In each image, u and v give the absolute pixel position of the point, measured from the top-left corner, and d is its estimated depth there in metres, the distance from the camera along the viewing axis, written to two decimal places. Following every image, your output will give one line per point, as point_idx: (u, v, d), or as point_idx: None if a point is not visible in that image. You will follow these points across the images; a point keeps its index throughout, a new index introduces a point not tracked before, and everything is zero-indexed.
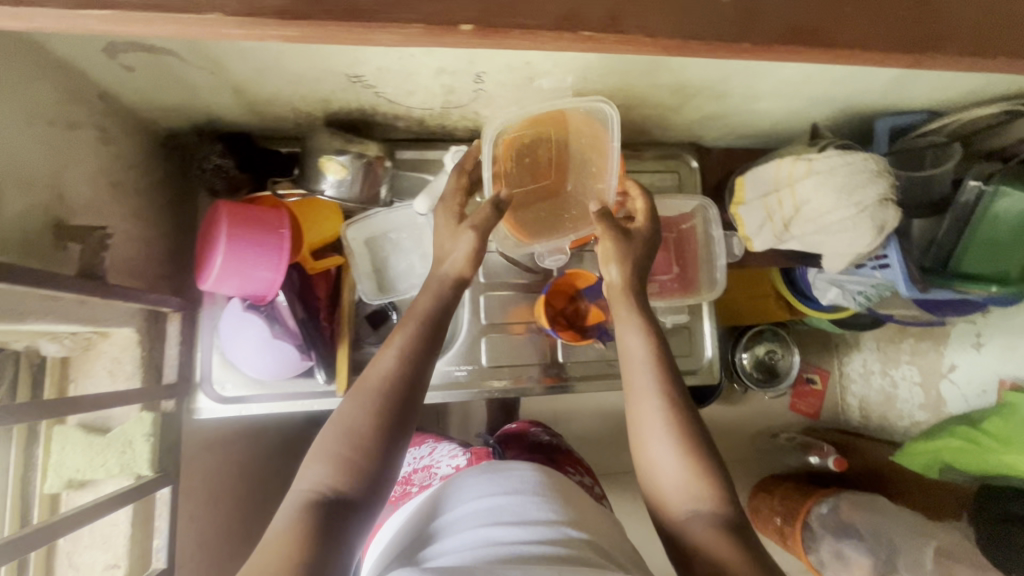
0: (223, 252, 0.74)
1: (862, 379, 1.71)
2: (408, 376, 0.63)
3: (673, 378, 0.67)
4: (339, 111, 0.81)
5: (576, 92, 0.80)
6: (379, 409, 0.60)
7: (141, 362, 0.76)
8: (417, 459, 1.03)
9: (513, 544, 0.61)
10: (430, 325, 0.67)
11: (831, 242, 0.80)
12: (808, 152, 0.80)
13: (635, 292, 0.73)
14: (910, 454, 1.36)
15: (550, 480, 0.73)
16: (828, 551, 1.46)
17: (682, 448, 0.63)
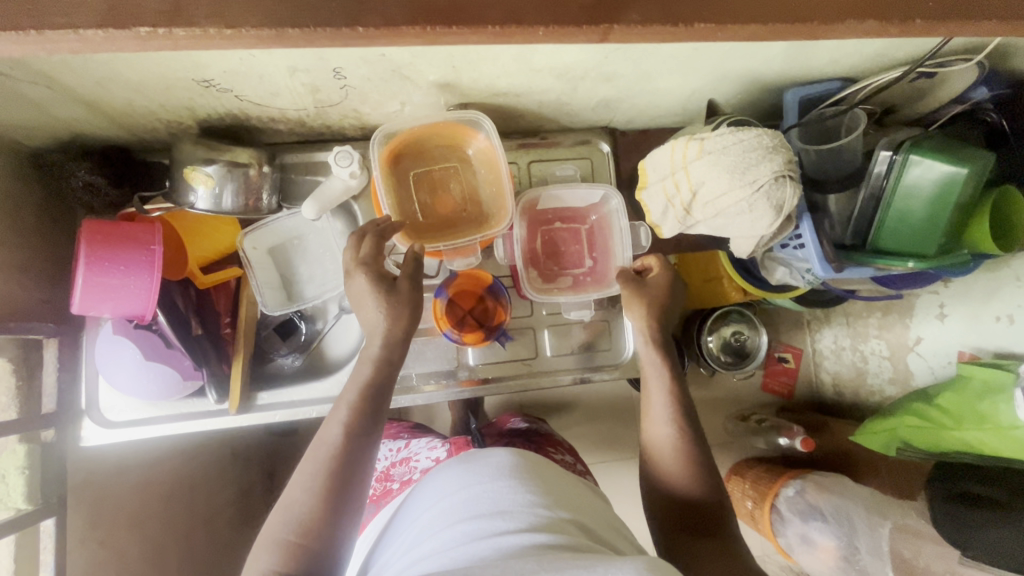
0: (86, 274, 0.72)
1: (833, 355, 1.65)
2: (350, 442, 0.65)
3: (681, 397, 0.74)
4: (209, 118, 0.77)
5: (453, 83, 0.75)
6: (325, 490, 0.61)
7: (16, 392, 0.72)
8: (393, 454, 1.02)
9: (495, 535, 0.57)
10: (371, 397, 0.68)
11: (733, 225, 0.76)
12: (702, 131, 0.76)
13: (656, 347, 0.77)
14: (868, 435, 1.31)
15: (526, 463, 0.69)
16: (794, 534, 1.46)
17: (684, 466, 0.69)
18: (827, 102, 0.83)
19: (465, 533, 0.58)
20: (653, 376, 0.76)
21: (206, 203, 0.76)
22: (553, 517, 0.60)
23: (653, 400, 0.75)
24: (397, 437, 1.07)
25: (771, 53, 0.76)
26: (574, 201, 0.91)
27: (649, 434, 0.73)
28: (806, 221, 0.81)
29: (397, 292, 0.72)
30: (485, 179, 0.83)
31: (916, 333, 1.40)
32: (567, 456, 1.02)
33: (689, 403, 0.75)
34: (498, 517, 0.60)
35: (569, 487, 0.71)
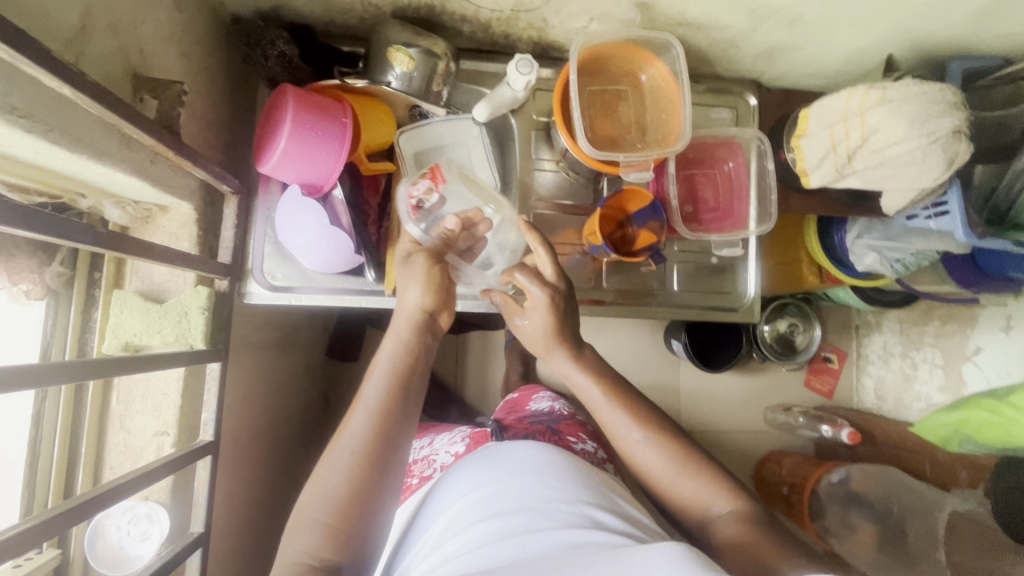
0: (287, 135, 0.74)
1: (880, 360, 1.61)
2: (388, 421, 0.63)
3: (653, 418, 0.73)
4: (408, 6, 0.80)
5: (649, 4, 0.78)
6: (356, 472, 0.60)
7: (197, 239, 0.76)
8: (418, 451, 0.96)
9: (526, 531, 0.57)
10: (401, 371, 0.66)
11: (895, 176, 0.79)
12: (883, 82, 0.79)
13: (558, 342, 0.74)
14: (929, 426, 1.28)
15: (561, 460, 0.72)
16: (835, 520, 1.34)
17: (677, 458, 0.70)
18: (989, 75, 0.86)
19: (490, 532, 0.59)
20: (595, 400, 0.74)
21: (399, 81, 0.80)
22: (587, 513, 0.62)
23: (612, 425, 0.73)
24: (423, 436, 1.01)
25: (952, 17, 0.79)
26: (717, 143, 0.95)
27: (633, 456, 0.72)
28: (956, 188, 0.84)
29: (410, 266, 0.72)
30: (654, 106, 0.86)
31: (975, 343, 1.35)
32: (591, 447, 0.96)
33: (662, 416, 0.74)
34: (523, 512, 0.60)
35: (612, 487, 0.73)
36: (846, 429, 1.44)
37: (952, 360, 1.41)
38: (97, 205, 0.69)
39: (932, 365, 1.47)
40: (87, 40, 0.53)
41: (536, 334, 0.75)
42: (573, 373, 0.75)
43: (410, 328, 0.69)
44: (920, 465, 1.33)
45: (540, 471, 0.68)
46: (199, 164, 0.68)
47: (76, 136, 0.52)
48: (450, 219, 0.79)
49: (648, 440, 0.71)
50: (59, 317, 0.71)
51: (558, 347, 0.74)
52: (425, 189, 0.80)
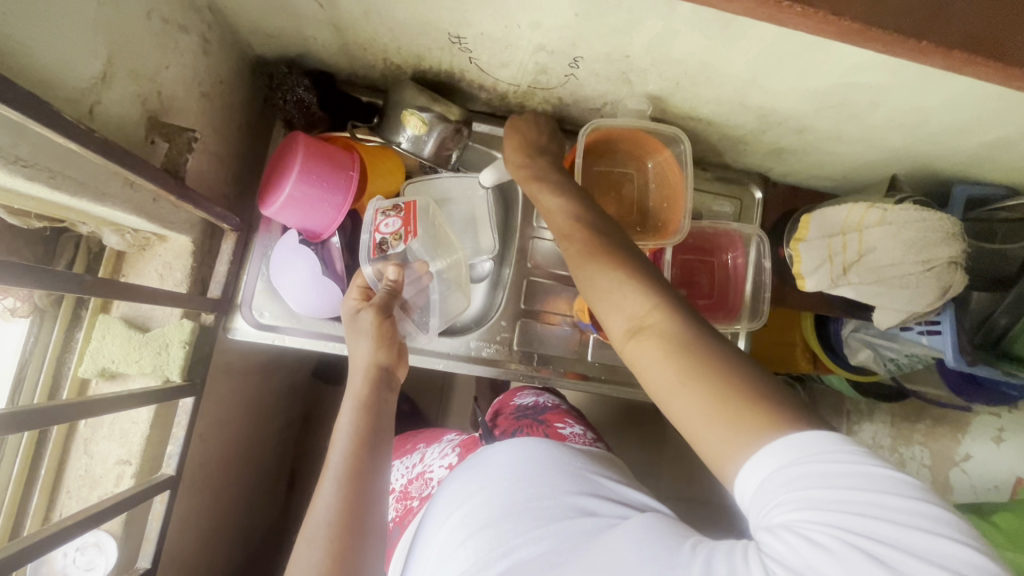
0: (293, 182, 0.76)
1: (868, 451, 1.47)
2: (355, 478, 0.62)
3: (640, 274, 0.57)
4: (428, 70, 0.82)
5: (662, 98, 0.80)
6: (335, 535, 0.58)
7: (190, 272, 0.77)
8: (409, 469, 0.89)
9: (516, 540, 0.55)
10: (370, 414, 0.67)
11: (887, 296, 0.79)
12: (884, 202, 0.80)
13: (546, 183, 0.71)
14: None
15: (540, 454, 0.67)
16: None
17: (670, 342, 0.51)
18: (991, 203, 0.86)
19: (478, 549, 0.57)
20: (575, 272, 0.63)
21: (411, 142, 0.83)
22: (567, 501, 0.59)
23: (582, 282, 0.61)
24: (410, 449, 0.93)
25: (959, 146, 0.80)
26: (718, 232, 0.96)
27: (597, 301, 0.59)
28: (949, 313, 0.84)
29: (356, 323, 0.74)
30: (659, 191, 0.87)
31: (965, 450, 1.35)
32: (580, 431, 0.89)
33: (656, 278, 0.57)
34: (510, 517, 0.58)
35: (594, 465, 0.68)
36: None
37: (940, 461, 1.35)
38: (96, 231, 0.70)
39: (919, 464, 1.39)
40: (105, 91, 0.55)
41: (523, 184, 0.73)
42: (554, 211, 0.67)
43: (365, 386, 0.69)
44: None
45: (519, 472, 0.64)
46: (200, 205, 0.69)
47: (79, 181, 0.53)
48: (389, 268, 0.76)
49: (629, 293, 0.56)
50: (42, 334, 0.71)
51: (545, 193, 0.70)
52: (393, 230, 0.78)
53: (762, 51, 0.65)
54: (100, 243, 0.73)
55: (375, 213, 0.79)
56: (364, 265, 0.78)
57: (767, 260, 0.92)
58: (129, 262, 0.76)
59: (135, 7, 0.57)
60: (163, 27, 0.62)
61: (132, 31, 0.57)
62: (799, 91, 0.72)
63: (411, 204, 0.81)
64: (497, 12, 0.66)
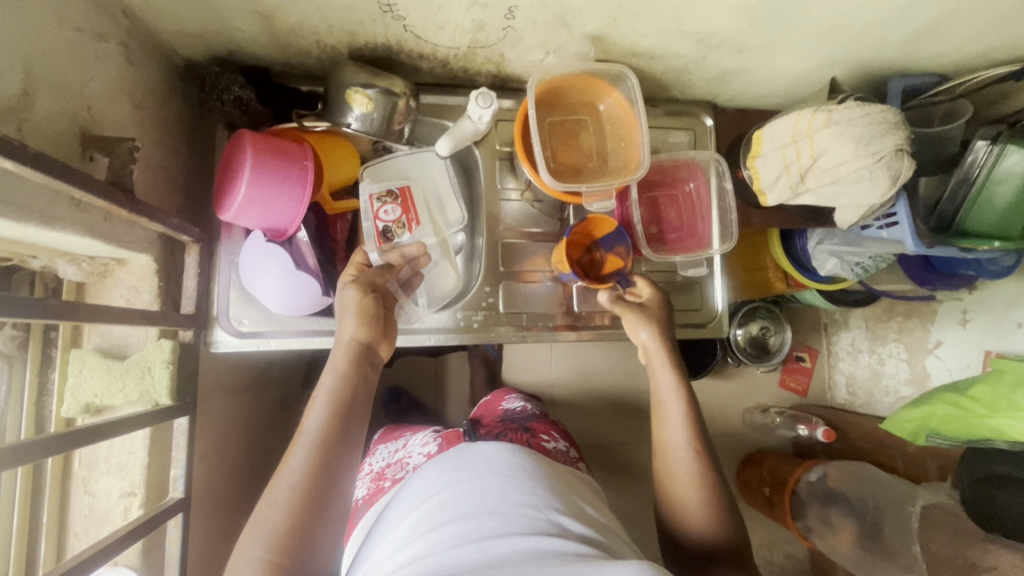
0: (247, 181, 0.74)
1: (848, 357, 1.62)
2: (327, 456, 0.61)
3: (693, 411, 0.76)
4: (365, 47, 0.80)
5: (602, 38, 0.81)
6: (295, 507, 0.57)
7: (159, 291, 0.74)
8: (391, 454, 0.90)
9: (493, 536, 0.54)
10: (349, 394, 0.65)
11: (846, 193, 0.82)
12: (829, 105, 0.82)
13: (657, 314, 0.84)
14: (895, 421, 1.20)
15: (527, 464, 0.66)
16: (815, 517, 1.37)
17: (699, 459, 0.73)
18: (926, 92, 0.90)
19: (451, 535, 0.55)
20: (664, 381, 0.79)
21: (360, 122, 0.81)
22: (548, 519, 0.58)
23: (664, 399, 0.78)
24: (397, 438, 0.95)
25: (888, 41, 0.83)
26: (677, 164, 0.97)
27: (664, 425, 0.77)
28: (903, 200, 0.88)
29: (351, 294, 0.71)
30: (613, 133, 0.88)
31: (937, 337, 1.40)
32: (562, 447, 0.89)
33: (701, 417, 0.77)
34: (492, 516, 0.57)
35: (569, 489, 0.68)
36: (820, 427, 1.42)
37: (915, 353, 1.46)
38: (49, 263, 0.67)
39: (897, 360, 1.51)
40: (30, 108, 0.52)
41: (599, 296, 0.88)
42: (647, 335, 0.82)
43: (346, 363, 0.67)
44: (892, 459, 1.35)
45: (506, 474, 0.63)
46: (156, 217, 0.66)
47: (18, 205, 0.50)
48: (392, 253, 0.80)
49: (687, 441, 0.74)
50: (13, 381, 0.68)
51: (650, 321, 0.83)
52: (394, 217, 0.84)
53: None
54: (56, 276, 0.70)
55: (370, 199, 0.83)
56: (369, 247, 0.81)
57: (728, 184, 0.93)
58: (92, 292, 0.73)
59: (44, 16, 0.54)
60: (78, 36, 0.59)
61: (45, 42, 0.54)
62: (732, 7, 0.74)
63: (406, 189, 0.86)
64: None
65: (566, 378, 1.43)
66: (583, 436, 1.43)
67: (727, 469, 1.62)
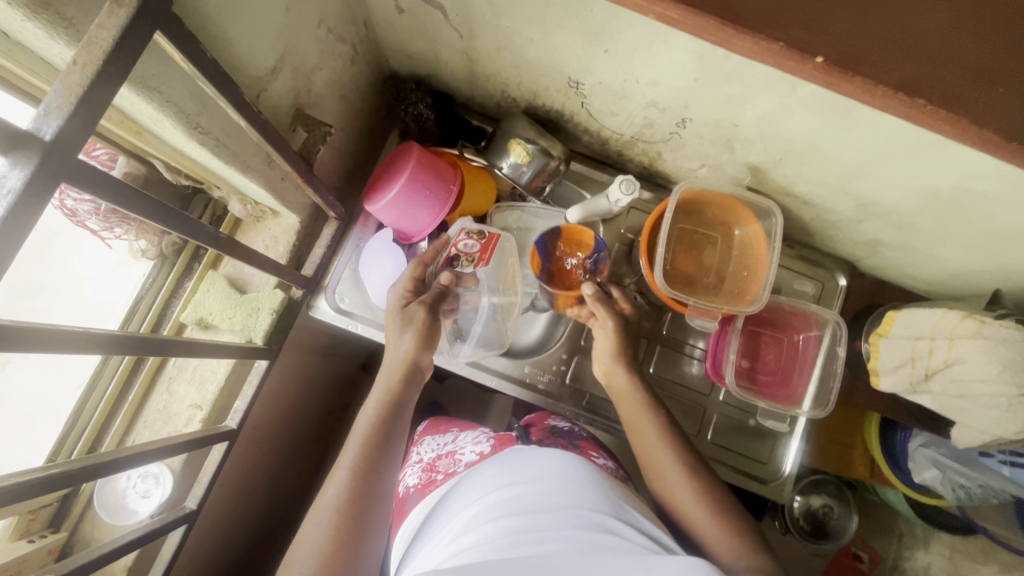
0: (399, 185, 0.82)
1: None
2: (369, 464, 0.66)
3: (672, 429, 0.76)
4: (541, 107, 0.88)
5: (762, 169, 0.81)
6: (340, 520, 0.61)
7: (292, 249, 0.84)
8: (440, 446, 0.84)
9: (545, 538, 0.54)
10: (392, 410, 0.71)
11: (971, 412, 0.75)
12: (984, 314, 0.75)
13: (625, 342, 0.82)
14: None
15: (582, 470, 0.65)
16: None
17: (690, 478, 0.71)
18: None
19: (504, 530, 0.55)
20: (660, 455, 0.74)
21: (511, 169, 0.88)
22: (599, 519, 0.57)
23: (663, 468, 0.73)
24: (445, 432, 0.89)
25: None
26: (792, 312, 0.94)
27: (656, 468, 0.74)
28: None
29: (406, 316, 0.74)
30: (739, 258, 0.87)
31: None
32: (611, 464, 0.81)
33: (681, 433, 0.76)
34: (545, 515, 0.56)
35: (622, 493, 0.65)
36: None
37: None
38: (225, 197, 0.79)
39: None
40: (272, 81, 0.63)
41: (604, 347, 0.83)
42: (627, 386, 0.80)
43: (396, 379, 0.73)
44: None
45: (557, 479, 0.62)
46: (318, 191, 0.76)
47: (234, 152, 0.61)
48: (444, 274, 0.78)
49: (672, 457, 0.73)
50: (158, 277, 0.80)
51: (621, 360, 0.82)
52: (469, 250, 0.78)
53: (875, 142, 0.65)
54: (225, 208, 0.82)
55: (460, 230, 0.80)
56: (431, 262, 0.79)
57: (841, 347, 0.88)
58: (244, 229, 0.84)
59: (312, 14, 0.66)
60: (327, 35, 0.71)
61: (303, 32, 0.65)
62: (905, 187, 0.72)
63: (493, 236, 0.82)
64: (619, 66, 0.70)
65: None
66: None
67: None
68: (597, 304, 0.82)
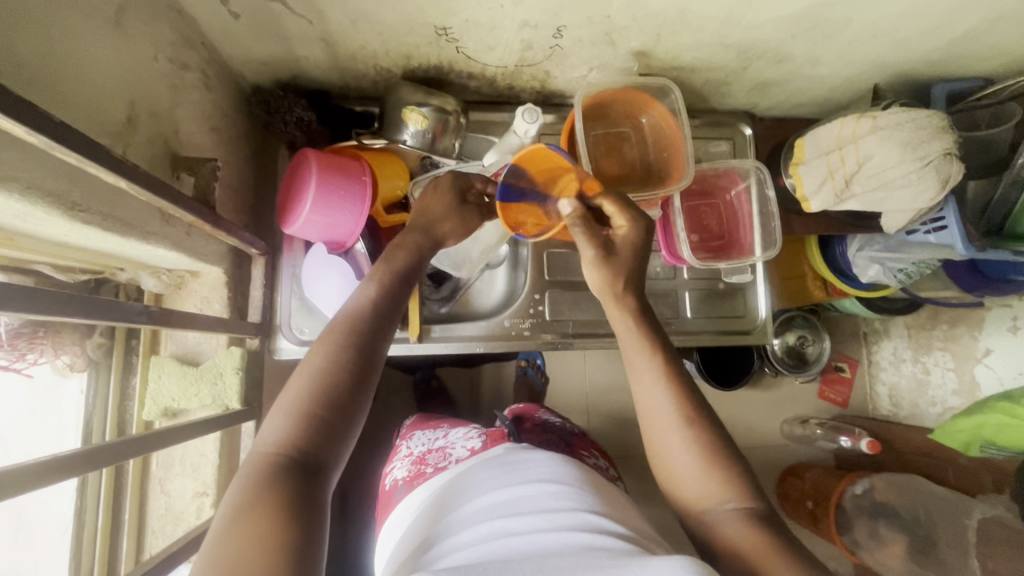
0: (312, 196, 0.78)
1: (891, 367, 1.54)
2: (379, 325, 0.63)
3: (672, 370, 0.66)
4: (418, 68, 0.85)
5: (645, 52, 0.83)
6: (344, 360, 0.58)
7: (228, 302, 0.79)
8: (431, 441, 0.88)
9: (535, 534, 0.56)
10: (399, 277, 0.68)
11: (892, 197, 0.82)
12: (873, 111, 0.84)
13: (611, 262, 0.69)
14: (947, 431, 1.19)
15: (576, 474, 0.68)
16: (862, 531, 1.27)
17: (691, 436, 0.63)
18: (971, 97, 0.90)
19: (498, 531, 0.58)
20: (660, 409, 0.65)
21: (415, 139, 0.85)
22: (591, 516, 0.59)
23: (661, 427, 0.64)
24: (434, 428, 0.93)
25: (931, 49, 0.84)
26: (716, 176, 0.99)
27: (643, 408, 0.67)
28: (951, 205, 0.87)
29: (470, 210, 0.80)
30: (656, 144, 0.90)
31: (984, 345, 1.33)
32: (600, 462, 0.90)
33: (681, 375, 0.67)
34: (540, 516, 0.59)
35: (606, 490, 0.68)
36: (866, 437, 1.36)
37: (962, 363, 1.38)
38: (134, 275, 0.72)
39: (943, 369, 1.42)
40: (132, 132, 0.57)
41: (595, 285, 0.71)
42: (622, 325, 0.70)
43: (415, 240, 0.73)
44: (943, 471, 1.29)
45: (554, 481, 0.65)
46: (231, 233, 0.71)
47: (128, 221, 0.56)
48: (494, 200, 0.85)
49: (664, 395, 0.65)
50: (100, 386, 0.73)
51: (621, 295, 0.70)
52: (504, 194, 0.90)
53: None
54: (138, 288, 0.76)
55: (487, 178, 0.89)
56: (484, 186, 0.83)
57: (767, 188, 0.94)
58: (169, 302, 0.78)
59: (143, 49, 0.59)
60: (169, 66, 0.65)
61: (142, 71, 0.59)
62: (774, 21, 0.76)
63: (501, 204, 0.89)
64: None
65: (601, 392, 1.40)
66: (621, 447, 1.39)
67: (769, 480, 1.55)
68: (574, 226, 0.70)
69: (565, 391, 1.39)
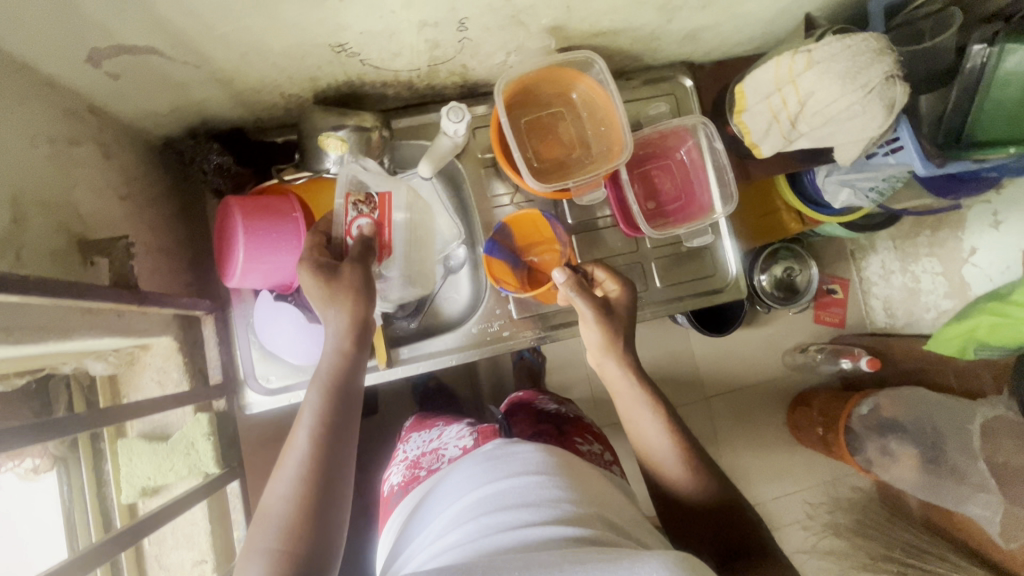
0: (243, 245, 0.74)
1: (881, 280, 1.50)
2: (329, 437, 0.58)
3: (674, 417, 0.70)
4: (328, 88, 0.80)
5: (560, 27, 0.78)
6: (305, 486, 0.54)
7: (185, 367, 0.77)
8: (426, 441, 0.82)
9: (521, 531, 0.49)
10: (343, 378, 0.62)
11: (841, 131, 0.79)
12: (807, 45, 0.79)
13: (619, 339, 0.72)
14: (939, 340, 1.15)
15: (566, 463, 0.60)
16: (873, 449, 1.29)
17: (692, 468, 0.67)
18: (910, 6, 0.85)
19: (487, 527, 0.50)
20: (661, 451, 0.68)
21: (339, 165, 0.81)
22: (582, 510, 0.53)
23: (661, 463, 0.69)
24: (430, 427, 0.86)
25: None
26: (661, 137, 0.94)
27: (645, 446, 0.70)
28: (904, 122, 0.83)
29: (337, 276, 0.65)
30: (591, 118, 0.86)
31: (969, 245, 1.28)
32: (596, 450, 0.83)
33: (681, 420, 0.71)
34: (526, 512, 0.51)
35: (589, 474, 0.61)
36: (863, 358, 1.35)
37: (950, 265, 1.32)
38: (78, 364, 0.70)
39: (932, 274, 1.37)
40: (21, 230, 0.55)
41: (592, 341, 0.72)
42: (620, 380, 0.72)
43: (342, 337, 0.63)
44: (943, 375, 1.26)
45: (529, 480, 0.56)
46: (165, 304, 0.68)
47: (35, 326, 0.54)
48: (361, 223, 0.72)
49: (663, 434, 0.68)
50: (73, 478, 0.75)
51: (618, 353, 0.72)
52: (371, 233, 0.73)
53: None
54: (88, 374, 0.75)
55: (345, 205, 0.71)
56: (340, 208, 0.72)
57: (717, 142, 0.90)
58: (125, 381, 0.77)
59: (16, 139, 0.56)
60: (53, 148, 0.61)
61: (25, 164, 0.56)
62: None
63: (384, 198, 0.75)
64: (365, 8, 0.63)
65: None
66: None
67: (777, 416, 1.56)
68: (571, 294, 0.70)
69: (559, 372, 1.38)
